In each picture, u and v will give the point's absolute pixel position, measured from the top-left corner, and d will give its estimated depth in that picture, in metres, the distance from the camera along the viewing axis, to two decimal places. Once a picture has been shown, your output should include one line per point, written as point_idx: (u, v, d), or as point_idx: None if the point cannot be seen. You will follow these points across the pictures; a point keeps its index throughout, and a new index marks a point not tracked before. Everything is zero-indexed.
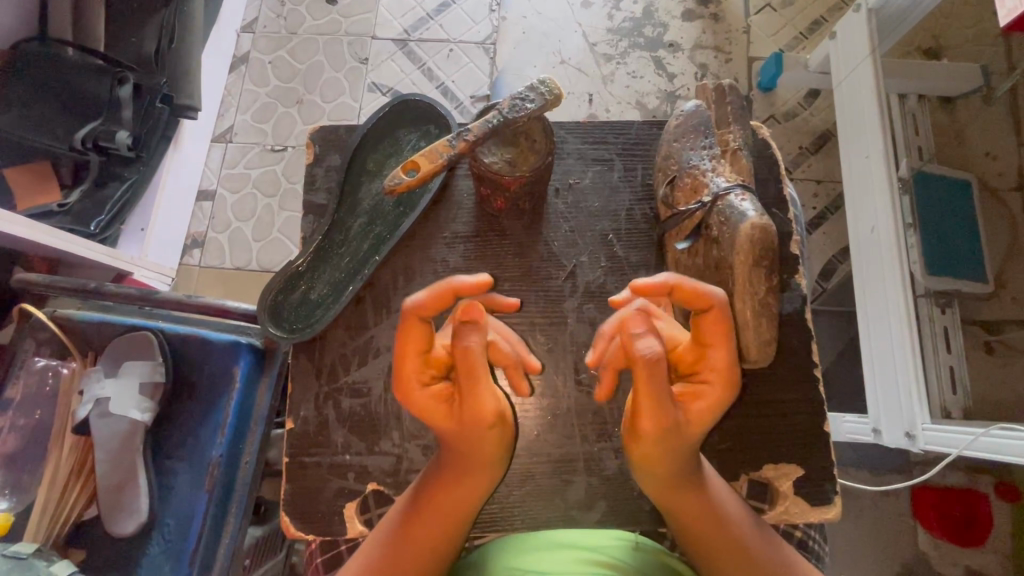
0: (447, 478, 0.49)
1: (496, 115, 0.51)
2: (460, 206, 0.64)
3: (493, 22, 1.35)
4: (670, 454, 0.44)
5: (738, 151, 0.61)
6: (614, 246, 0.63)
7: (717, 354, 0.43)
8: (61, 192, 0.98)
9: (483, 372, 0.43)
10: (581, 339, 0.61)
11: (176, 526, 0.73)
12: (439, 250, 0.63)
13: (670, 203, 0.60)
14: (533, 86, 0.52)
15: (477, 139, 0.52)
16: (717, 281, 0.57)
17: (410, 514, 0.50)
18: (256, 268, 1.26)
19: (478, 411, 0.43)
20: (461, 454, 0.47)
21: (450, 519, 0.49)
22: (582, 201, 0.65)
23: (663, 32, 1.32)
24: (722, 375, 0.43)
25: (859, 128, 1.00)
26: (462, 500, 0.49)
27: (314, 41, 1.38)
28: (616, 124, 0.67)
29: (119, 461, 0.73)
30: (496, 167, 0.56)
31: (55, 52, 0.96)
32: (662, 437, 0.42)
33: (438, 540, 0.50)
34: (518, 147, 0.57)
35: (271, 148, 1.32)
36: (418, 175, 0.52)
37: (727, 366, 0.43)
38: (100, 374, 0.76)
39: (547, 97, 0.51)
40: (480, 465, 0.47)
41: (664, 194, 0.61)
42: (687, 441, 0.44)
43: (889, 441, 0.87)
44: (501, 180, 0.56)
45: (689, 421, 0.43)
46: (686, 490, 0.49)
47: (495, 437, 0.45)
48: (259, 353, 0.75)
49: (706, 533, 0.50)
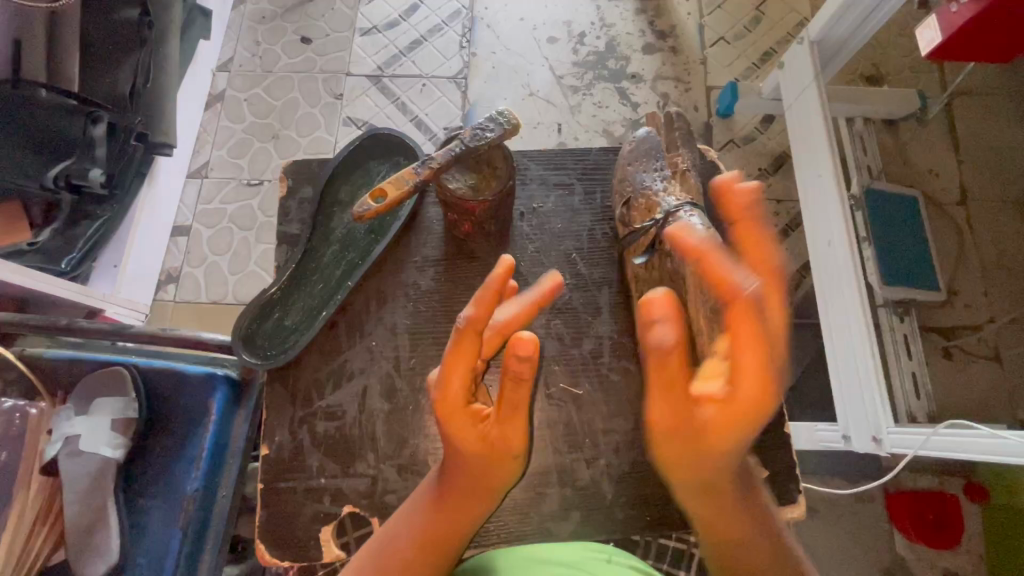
0: (411, 502, 0.50)
1: (458, 144, 0.54)
2: (429, 231, 0.67)
3: (463, 58, 1.42)
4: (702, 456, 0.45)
5: (687, 172, 0.65)
6: (582, 264, 0.67)
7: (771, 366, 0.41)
8: (32, 230, 1.00)
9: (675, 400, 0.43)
10: (550, 353, 0.64)
11: (148, 565, 0.71)
12: (410, 272, 0.65)
13: (627, 221, 0.64)
14: (492, 118, 0.55)
15: (441, 167, 0.54)
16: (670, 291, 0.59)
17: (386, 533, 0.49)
18: (232, 301, 1.26)
19: (516, 376, 0.42)
20: (460, 480, 0.48)
21: (418, 550, 0.48)
22: (545, 224, 0.68)
23: (625, 64, 1.40)
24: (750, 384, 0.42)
25: (810, 149, 1.06)
26: (434, 531, 0.48)
27: (290, 79, 1.42)
28: (576, 151, 0.71)
29: (88, 502, 0.70)
30: (460, 192, 0.59)
31: (25, 92, 0.92)
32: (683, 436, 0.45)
33: None
34: (480, 173, 0.60)
35: (247, 182, 1.34)
36: (383, 202, 0.54)
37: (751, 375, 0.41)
38: (70, 412, 0.74)
39: (505, 128, 0.55)
40: (472, 499, 0.48)
41: (621, 213, 0.64)
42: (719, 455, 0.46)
43: (859, 446, 0.91)
44: (465, 204, 0.59)
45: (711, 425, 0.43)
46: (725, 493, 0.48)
47: (508, 466, 0.47)
48: (236, 385, 0.75)
49: (730, 539, 0.49)
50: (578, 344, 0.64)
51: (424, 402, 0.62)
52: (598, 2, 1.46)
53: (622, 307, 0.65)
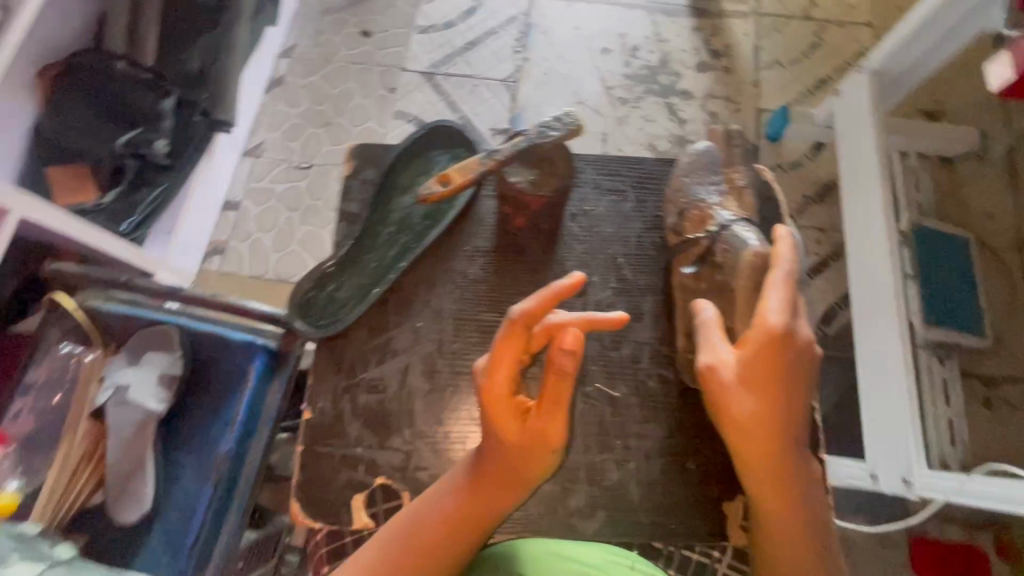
0: (438, 488, 0.52)
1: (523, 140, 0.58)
2: (482, 223, 0.70)
3: (516, 62, 1.44)
4: (756, 437, 0.48)
5: (742, 190, 0.68)
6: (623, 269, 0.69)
7: (777, 339, 0.48)
8: (97, 191, 1.05)
9: (729, 392, 0.48)
10: (591, 353, 0.66)
11: (178, 517, 0.74)
12: (464, 259, 0.67)
13: (679, 231, 0.66)
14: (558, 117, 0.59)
15: (504, 159, 0.59)
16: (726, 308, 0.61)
17: (410, 519, 0.50)
18: (272, 277, 1.30)
19: (560, 370, 0.46)
20: (492, 470, 0.49)
21: (441, 531, 0.49)
22: (595, 226, 0.70)
23: (676, 80, 1.41)
24: (766, 341, 0.48)
25: (861, 178, 1.04)
26: (459, 514, 0.49)
27: (347, 70, 1.46)
28: (631, 160, 0.73)
29: (129, 449, 0.74)
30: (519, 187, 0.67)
31: (107, 63, 1.04)
32: (757, 389, 0.48)
33: (432, 561, 0.48)
34: (540, 170, 0.67)
35: (298, 165, 1.39)
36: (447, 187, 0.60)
37: (766, 346, 0.48)
38: (120, 363, 0.78)
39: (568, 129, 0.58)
40: (505, 492, 0.49)
41: (674, 223, 0.67)
42: (793, 415, 0.49)
43: (886, 488, 0.88)
44: (525, 198, 0.67)
45: (752, 407, 0.48)
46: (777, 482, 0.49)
47: (546, 463, 0.48)
48: (274, 356, 0.78)
49: (774, 530, 0.50)
50: (617, 347, 0.66)
51: (460, 388, 0.63)
52: (654, 18, 1.47)
53: (664, 314, 0.67)
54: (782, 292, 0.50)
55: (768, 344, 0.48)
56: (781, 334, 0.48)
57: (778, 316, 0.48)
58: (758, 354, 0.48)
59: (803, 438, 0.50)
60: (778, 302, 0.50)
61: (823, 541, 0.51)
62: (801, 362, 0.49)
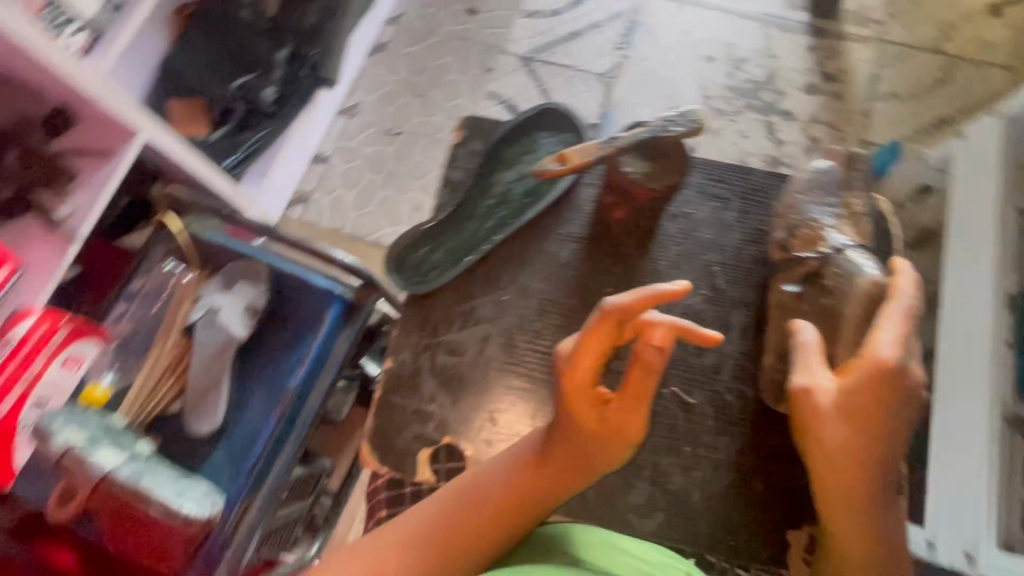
0: (491, 467, 0.58)
1: (645, 132, 0.69)
2: (579, 209, 0.82)
3: (616, 58, 1.43)
4: (848, 457, 0.56)
5: (858, 215, 0.78)
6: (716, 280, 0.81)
7: (882, 372, 0.57)
8: (208, 128, 1.13)
9: (825, 415, 0.57)
10: (674, 357, 0.78)
11: (242, 438, 0.79)
12: (568, 247, 0.80)
13: (790, 247, 0.78)
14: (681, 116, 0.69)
15: (622, 148, 0.70)
16: (828, 331, 0.72)
17: (467, 490, 0.56)
18: (347, 233, 1.35)
19: (647, 364, 0.53)
20: (560, 455, 0.56)
21: (498, 507, 0.55)
22: (692, 228, 0.82)
23: (780, 99, 1.35)
24: (871, 371, 0.57)
25: (974, 228, 0.96)
26: (514, 494, 0.55)
27: (449, 44, 1.49)
28: (738, 170, 0.85)
29: (210, 366, 0.81)
30: (633, 177, 0.77)
31: (231, 11, 1.10)
32: (855, 416, 0.57)
33: (486, 534, 0.54)
34: (654, 162, 0.77)
35: (387, 131, 1.43)
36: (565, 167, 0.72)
37: (871, 376, 0.57)
38: (214, 287, 0.84)
39: (691, 126, 0.68)
40: (571, 476, 0.56)
41: (786, 238, 0.78)
42: (883, 443, 0.57)
43: (943, 559, 0.82)
44: (635, 188, 0.78)
45: (845, 430, 0.56)
46: (856, 502, 0.57)
47: (617, 450, 0.56)
48: (348, 306, 0.82)
49: (845, 543, 0.58)
50: (700, 354, 0.78)
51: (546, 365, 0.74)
52: (768, 32, 1.41)
53: (753, 328, 0.79)
54: (896, 327, 0.60)
55: (871, 373, 0.57)
56: (885, 366, 0.57)
57: (888, 349, 0.58)
58: (858, 383, 0.57)
59: (890, 467, 0.57)
60: (890, 337, 0.59)
61: (891, 559, 0.58)
62: (899, 397, 0.57)
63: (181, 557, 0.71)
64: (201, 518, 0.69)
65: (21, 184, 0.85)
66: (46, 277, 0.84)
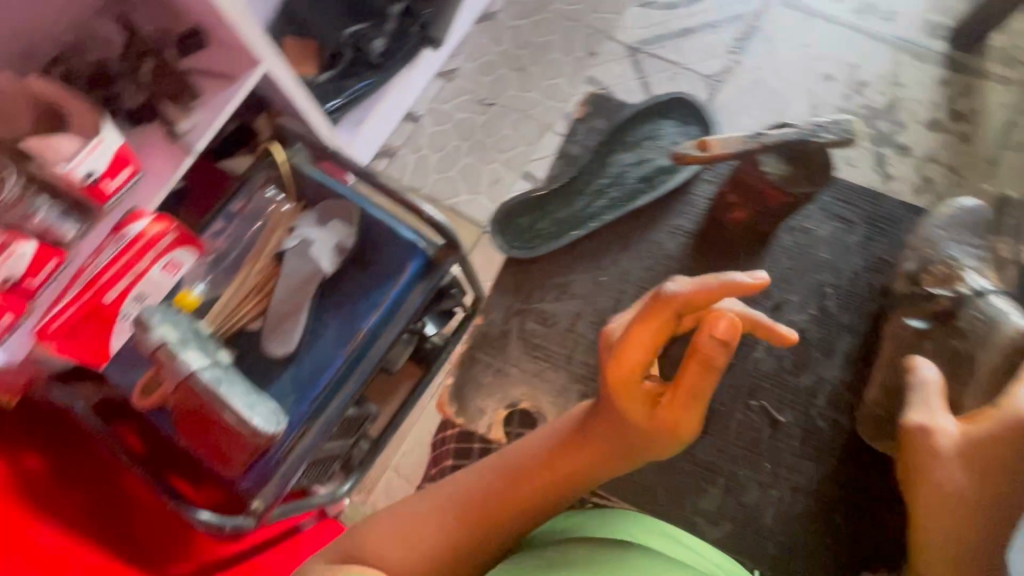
0: (532, 444, 0.67)
1: (795, 133, 0.79)
2: (693, 206, 1.05)
3: (727, 62, 1.37)
4: (954, 484, 0.72)
5: (1004, 264, 0.92)
6: (824, 300, 1.03)
7: (1009, 425, 0.71)
8: (316, 69, 1.17)
9: (932, 448, 0.75)
10: (766, 369, 1.01)
11: (310, 368, 0.83)
12: (682, 252, 1.04)
13: (924, 278, 0.94)
14: (832, 124, 0.79)
15: (768, 143, 0.80)
16: (955, 370, 0.88)
17: (510, 463, 0.66)
18: (425, 193, 1.37)
19: (703, 363, 0.57)
20: (606, 442, 0.63)
21: (543, 481, 0.64)
22: (802, 241, 1.05)
23: (898, 131, 1.27)
24: (994, 423, 0.72)
25: None
26: (558, 471, 0.64)
27: (556, 23, 1.46)
28: (871, 199, 1.07)
29: (293, 294, 0.85)
30: (770, 176, 0.86)
31: None
32: (966, 454, 0.73)
33: (532, 502, 0.64)
34: (792, 168, 0.85)
35: (481, 100, 1.43)
36: (706, 152, 0.81)
37: (994, 425, 0.72)
38: (309, 220, 0.88)
39: (840, 133, 0.78)
40: (620, 459, 0.63)
41: (919, 271, 0.95)
42: (998, 482, 0.70)
43: None
44: (771, 187, 0.87)
45: (964, 466, 0.73)
46: (961, 522, 0.71)
47: (665, 440, 0.61)
48: (428, 263, 0.83)
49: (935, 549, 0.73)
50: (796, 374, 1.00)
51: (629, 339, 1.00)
52: (898, 57, 1.32)
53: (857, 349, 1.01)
54: None
55: (998, 423, 0.72)
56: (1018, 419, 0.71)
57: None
58: (979, 429, 0.73)
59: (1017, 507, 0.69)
60: None
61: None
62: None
63: (241, 464, 0.78)
64: (265, 434, 0.75)
65: (156, 92, 0.91)
66: (160, 183, 0.89)
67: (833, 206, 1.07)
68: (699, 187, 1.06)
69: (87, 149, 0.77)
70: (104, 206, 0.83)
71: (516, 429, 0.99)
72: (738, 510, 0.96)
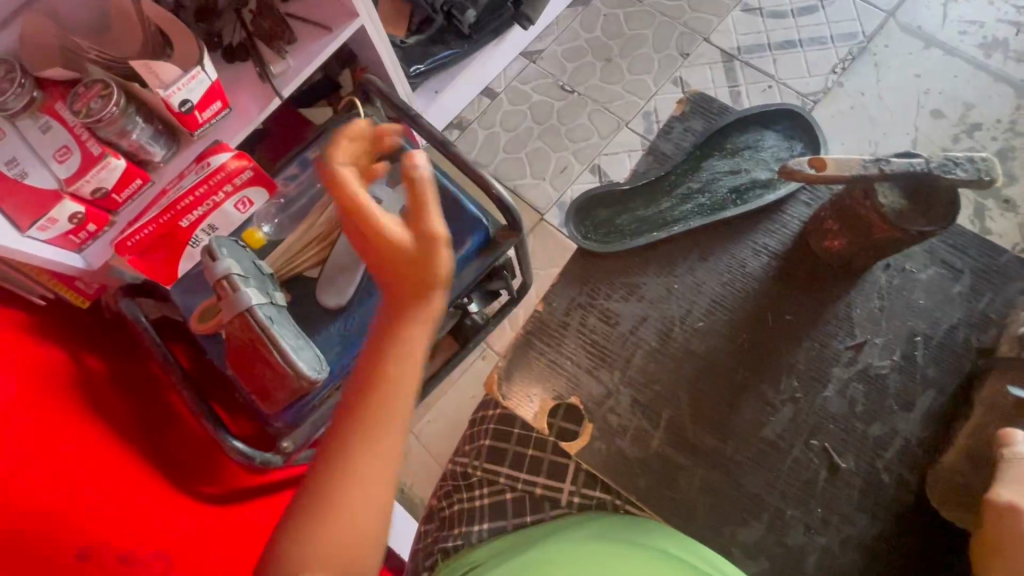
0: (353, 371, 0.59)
1: (923, 163, 0.68)
2: (784, 229, 0.85)
3: (827, 82, 1.29)
4: None
5: None
6: (915, 349, 0.78)
7: None
8: (405, 32, 1.17)
9: None
10: (839, 412, 0.76)
11: (359, 322, 0.85)
12: (764, 273, 0.82)
13: None
14: (972, 158, 0.67)
15: (893, 170, 0.68)
16: None
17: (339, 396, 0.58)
18: (491, 171, 1.36)
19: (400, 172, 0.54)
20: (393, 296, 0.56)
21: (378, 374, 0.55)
22: (903, 282, 0.80)
23: (1008, 183, 1.17)
24: None
25: None
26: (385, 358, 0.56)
27: (652, 17, 1.41)
28: (988, 246, 0.80)
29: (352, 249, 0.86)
30: (889, 204, 0.71)
31: None
32: None
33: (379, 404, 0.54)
34: (912, 201, 0.71)
35: (562, 86, 1.40)
36: (820, 173, 0.70)
37: None
38: (379, 179, 0.89)
39: (980, 171, 0.66)
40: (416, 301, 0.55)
41: None
42: None
43: None
44: (883, 219, 0.71)
45: None
46: None
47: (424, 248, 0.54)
48: (487, 241, 0.84)
49: None
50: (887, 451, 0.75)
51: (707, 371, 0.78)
52: (1020, 104, 1.22)
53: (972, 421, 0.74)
54: None
55: None
56: None
57: None
58: None
59: None
60: None
61: None
62: None
63: (281, 403, 0.79)
64: (309, 378, 0.76)
65: (255, 33, 0.93)
66: (244, 123, 0.91)
67: (939, 249, 0.81)
68: (793, 207, 0.86)
69: (188, 77, 0.79)
70: (193, 133, 0.86)
71: (560, 423, 0.77)
72: (777, 551, 0.72)
